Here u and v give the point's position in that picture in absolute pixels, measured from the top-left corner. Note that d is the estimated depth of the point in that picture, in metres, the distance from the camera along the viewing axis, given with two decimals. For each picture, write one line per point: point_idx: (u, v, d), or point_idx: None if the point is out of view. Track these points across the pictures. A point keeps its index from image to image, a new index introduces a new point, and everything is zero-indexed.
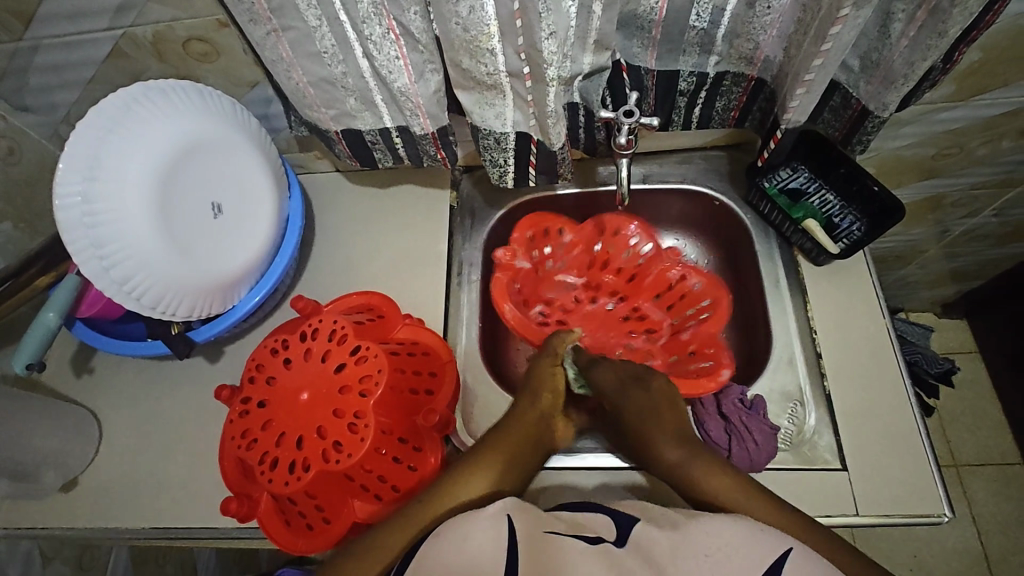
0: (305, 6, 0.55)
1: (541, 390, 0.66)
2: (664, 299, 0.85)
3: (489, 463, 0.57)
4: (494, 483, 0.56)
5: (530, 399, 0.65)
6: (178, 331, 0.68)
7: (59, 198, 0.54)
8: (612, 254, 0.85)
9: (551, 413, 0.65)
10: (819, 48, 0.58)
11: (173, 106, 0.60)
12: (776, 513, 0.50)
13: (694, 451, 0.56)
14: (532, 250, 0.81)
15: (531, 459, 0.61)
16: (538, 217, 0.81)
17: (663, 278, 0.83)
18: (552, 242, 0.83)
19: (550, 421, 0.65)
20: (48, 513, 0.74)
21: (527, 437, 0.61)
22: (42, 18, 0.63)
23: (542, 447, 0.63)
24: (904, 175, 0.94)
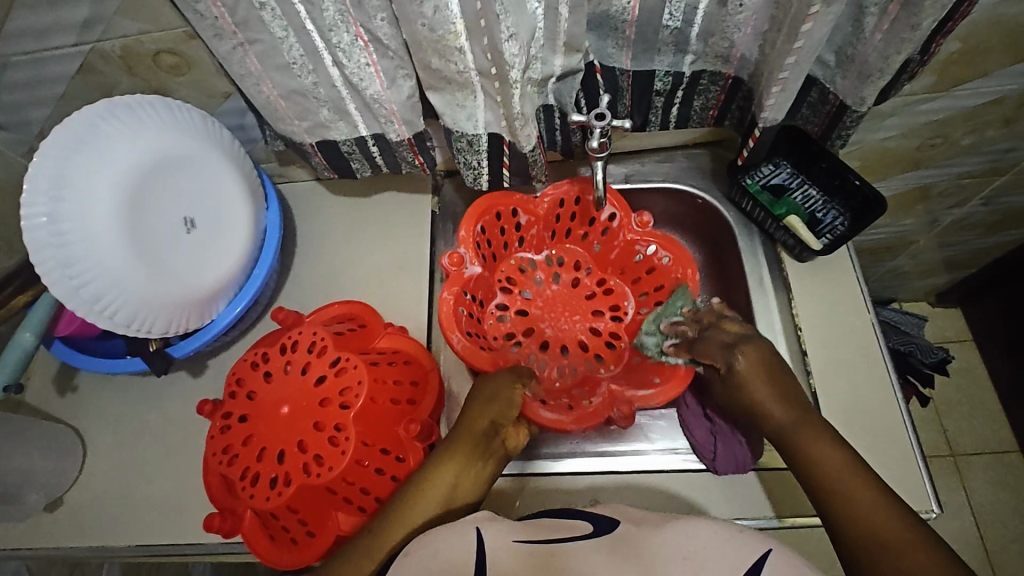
0: (270, 19, 0.54)
1: (481, 409, 0.63)
2: (631, 271, 0.81)
3: (439, 484, 0.57)
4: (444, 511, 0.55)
5: (480, 409, 0.63)
6: (155, 347, 0.68)
7: (26, 220, 0.53)
8: (577, 222, 0.81)
9: (495, 426, 0.62)
10: (792, 46, 0.57)
11: (139, 122, 0.59)
12: (877, 509, 0.51)
13: (810, 427, 0.59)
14: (482, 245, 0.76)
15: (490, 470, 0.59)
16: (492, 195, 0.74)
17: (629, 253, 0.79)
18: (506, 224, 0.78)
19: (500, 431, 0.62)
20: (35, 534, 0.74)
21: (473, 450, 0.59)
22: (7, 36, 0.62)
23: (495, 459, 0.60)
24: (889, 167, 0.94)
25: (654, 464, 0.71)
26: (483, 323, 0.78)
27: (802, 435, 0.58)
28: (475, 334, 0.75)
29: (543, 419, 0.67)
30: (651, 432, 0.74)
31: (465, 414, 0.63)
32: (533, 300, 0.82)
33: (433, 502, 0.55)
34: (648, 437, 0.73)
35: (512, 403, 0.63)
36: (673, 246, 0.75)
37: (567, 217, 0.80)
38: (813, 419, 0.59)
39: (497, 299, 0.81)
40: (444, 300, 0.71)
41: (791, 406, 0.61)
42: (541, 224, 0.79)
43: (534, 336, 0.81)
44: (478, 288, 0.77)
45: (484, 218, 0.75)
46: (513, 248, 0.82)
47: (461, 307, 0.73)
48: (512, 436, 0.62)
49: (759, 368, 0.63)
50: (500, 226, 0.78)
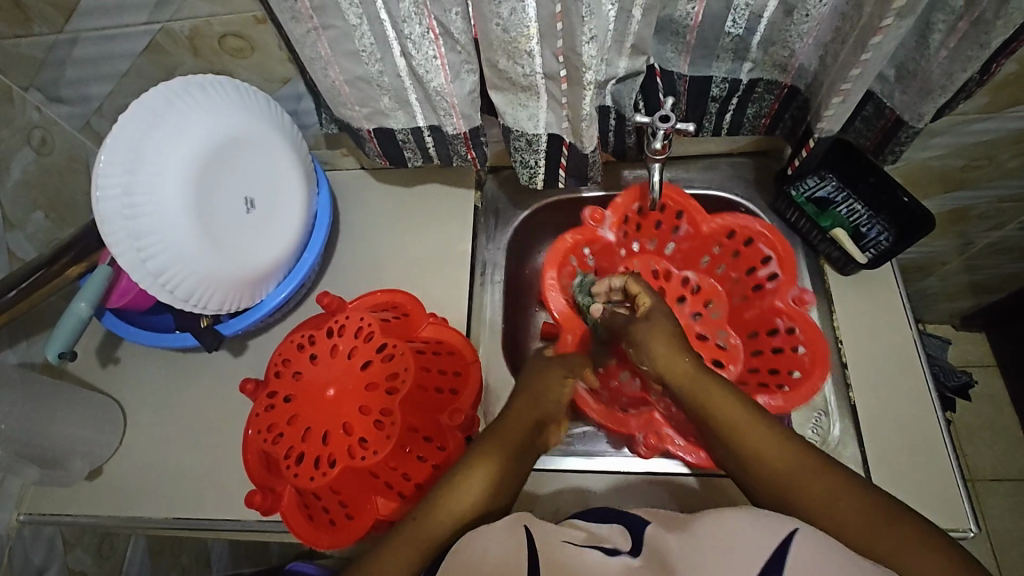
0: (346, 5, 0.55)
1: (528, 403, 0.62)
2: (758, 340, 0.77)
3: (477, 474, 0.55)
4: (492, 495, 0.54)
5: (524, 406, 0.62)
6: (206, 323, 0.69)
7: (100, 191, 0.54)
8: (736, 261, 0.78)
9: (541, 424, 0.62)
10: (859, 58, 0.57)
11: (210, 101, 0.60)
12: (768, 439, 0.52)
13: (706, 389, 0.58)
14: (630, 223, 0.79)
15: (526, 465, 0.58)
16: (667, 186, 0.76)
17: (767, 314, 0.75)
18: (664, 220, 0.79)
19: (543, 430, 0.62)
20: (75, 501, 0.75)
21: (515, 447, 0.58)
22: (82, 11, 0.64)
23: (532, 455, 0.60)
24: (930, 186, 0.94)
25: (671, 464, 0.70)
26: None
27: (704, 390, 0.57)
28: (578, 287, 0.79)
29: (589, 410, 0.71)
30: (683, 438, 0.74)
31: (507, 411, 0.62)
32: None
33: (479, 484, 0.54)
34: None
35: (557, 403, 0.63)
36: (811, 332, 0.70)
37: (728, 253, 0.78)
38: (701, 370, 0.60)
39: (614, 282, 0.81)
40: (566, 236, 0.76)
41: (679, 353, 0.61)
42: (697, 246, 0.79)
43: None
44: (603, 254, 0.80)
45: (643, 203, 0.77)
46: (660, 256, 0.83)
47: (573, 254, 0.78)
48: (550, 436, 0.64)
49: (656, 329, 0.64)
50: (658, 222, 0.80)
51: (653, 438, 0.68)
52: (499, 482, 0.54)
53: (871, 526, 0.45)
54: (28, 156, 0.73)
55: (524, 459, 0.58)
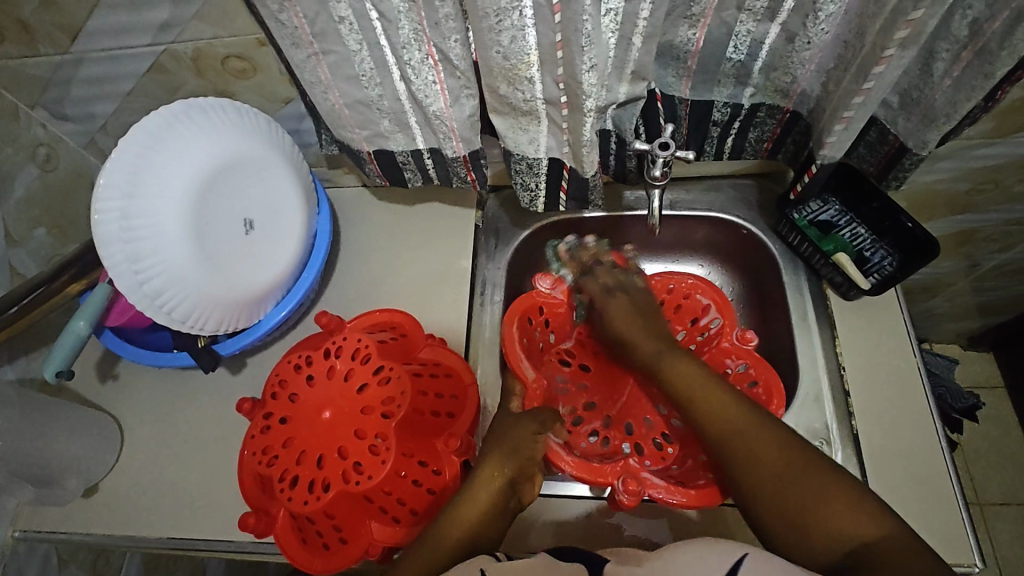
0: (346, 32, 0.55)
1: (500, 455, 0.61)
2: None
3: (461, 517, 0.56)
4: (473, 545, 0.54)
5: (496, 459, 0.61)
6: (204, 343, 0.69)
7: (98, 213, 0.54)
8: (678, 316, 0.78)
9: (513, 482, 0.60)
10: (861, 86, 0.57)
11: (211, 124, 0.60)
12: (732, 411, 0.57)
13: (682, 372, 0.63)
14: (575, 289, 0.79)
15: (504, 515, 0.58)
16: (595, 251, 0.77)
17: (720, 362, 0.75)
18: None
19: (517, 489, 0.60)
20: (69, 518, 0.75)
21: (494, 495, 0.58)
22: (87, 32, 0.64)
23: (510, 514, 0.59)
24: (936, 209, 0.93)
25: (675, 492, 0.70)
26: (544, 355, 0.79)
27: (660, 363, 0.65)
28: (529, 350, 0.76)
29: (564, 467, 0.64)
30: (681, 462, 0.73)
31: (478, 469, 0.61)
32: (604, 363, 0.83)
33: (465, 527, 0.55)
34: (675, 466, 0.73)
35: (530, 457, 0.62)
36: (761, 366, 0.69)
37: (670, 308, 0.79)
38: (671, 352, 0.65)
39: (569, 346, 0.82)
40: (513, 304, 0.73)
41: (652, 340, 0.68)
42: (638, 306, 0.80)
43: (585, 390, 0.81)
44: (556, 319, 0.78)
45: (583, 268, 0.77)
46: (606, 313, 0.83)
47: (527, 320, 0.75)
48: (527, 492, 0.61)
49: (627, 311, 0.71)
50: None
51: (633, 482, 0.62)
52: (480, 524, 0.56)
53: (829, 504, 0.49)
54: (31, 173, 0.73)
55: (504, 509, 0.59)
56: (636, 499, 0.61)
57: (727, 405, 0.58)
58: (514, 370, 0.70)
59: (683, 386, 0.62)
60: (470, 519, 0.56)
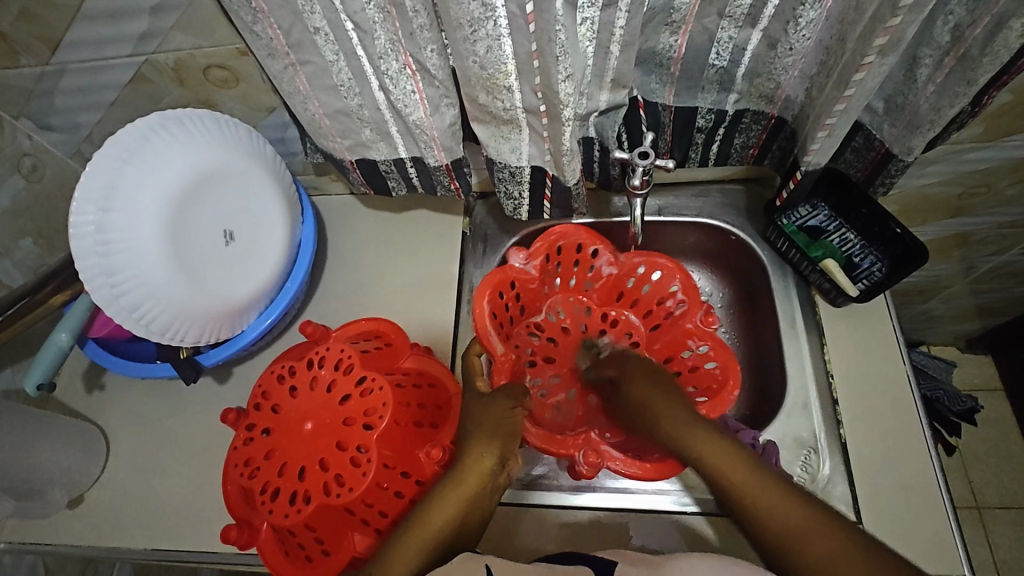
0: (323, 42, 0.55)
1: (483, 429, 0.60)
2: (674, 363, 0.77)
3: (449, 502, 0.56)
4: (457, 532, 0.55)
5: (484, 442, 0.59)
6: (186, 354, 0.69)
7: (74, 225, 0.56)
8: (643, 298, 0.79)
9: (501, 463, 0.59)
10: (843, 93, 0.56)
11: (188, 136, 0.62)
12: (770, 494, 0.53)
13: (702, 444, 0.57)
14: (553, 261, 0.76)
15: (487, 503, 0.58)
16: (573, 230, 0.74)
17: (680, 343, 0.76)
18: (581, 258, 0.77)
19: (505, 464, 0.60)
20: (54, 530, 0.75)
21: (478, 485, 0.57)
22: (67, 44, 0.64)
23: (496, 491, 0.59)
24: (928, 212, 0.92)
25: (668, 503, 0.68)
26: (512, 326, 0.77)
27: (681, 431, 0.59)
28: (501, 326, 0.74)
29: (530, 438, 0.66)
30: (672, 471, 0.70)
31: (465, 450, 0.59)
32: (569, 339, 0.82)
33: (448, 514, 0.55)
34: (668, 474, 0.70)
35: (513, 432, 0.61)
36: (720, 350, 0.70)
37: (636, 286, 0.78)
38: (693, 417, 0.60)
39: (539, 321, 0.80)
40: (479, 289, 0.70)
41: (675, 402, 0.62)
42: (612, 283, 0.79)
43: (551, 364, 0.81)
44: (528, 294, 0.77)
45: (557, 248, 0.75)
46: (580, 287, 0.81)
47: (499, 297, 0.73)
48: (514, 467, 0.62)
49: (645, 374, 0.66)
50: (578, 259, 0.77)
51: (593, 455, 0.63)
52: (464, 514, 0.56)
53: None
54: (16, 184, 0.73)
55: (489, 494, 0.58)
56: (594, 471, 0.63)
57: (762, 481, 0.54)
58: (483, 344, 0.69)
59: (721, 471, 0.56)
60: (452, 509, 0.56)
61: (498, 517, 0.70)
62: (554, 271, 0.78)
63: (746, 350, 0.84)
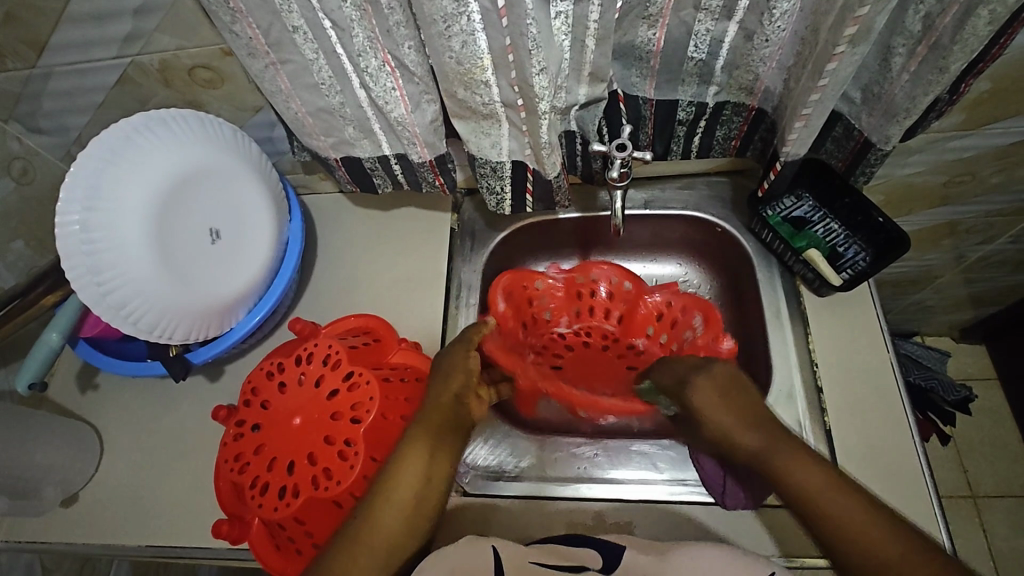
0: (302, 41, 0.56)
1: (444, 386, 0.62)
2: None
3: (412, 462, 0.56)
4: (428, 471, 0.56)
5: (443, 385, 0.62)
6: (177, 352, 0.71)
7: (60, 226, 0.57)
8: (663, 327, 0.83)
9: (460, 400, 0.62)
10: (817, 83, 0.57)
11: (172, 135, 0.63)
12: (848, 505, 0.50)
13: (784, 452, 0.54)
14: (580, 279, 0.82)
15: (460, 442, 0.61)
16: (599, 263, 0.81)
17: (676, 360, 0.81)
18: (606, 284, 0.82)
19: (465, 399, 0.62)
20: (48, 529, 0.75)
21: (444, 423, 0.60)
22: (53, 46, 0.64)
23: (463, 430, 0.62)
24: (916, 202, 0.92)
25: (659, 493, 0.70)
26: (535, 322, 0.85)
27: (777, 457, 0.54)
28: (526, 313, 0.83)
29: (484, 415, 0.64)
30: (659, 461, 0.72)
31: (431, 389, 0.62)
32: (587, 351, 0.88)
33: (419, 466, 0.56)
34: (655, 465, 0.72)
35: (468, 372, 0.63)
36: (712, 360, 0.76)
37: (659, 319, 0.83)
38: (790, 439, 0.55)
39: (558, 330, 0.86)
40: (504, 280, 0.78)
41: (753, 428, 0.57)
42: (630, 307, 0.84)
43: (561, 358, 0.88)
44: (554, 296, 0.84)
45: (583, 271, 0.82)
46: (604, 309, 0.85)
47: (517, 292, 0.79)
48: (476, 404, 0.64)
49: (715, 395, 0.60)
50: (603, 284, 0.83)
51: None
52: (430, 465, 0.57)
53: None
54: (6, 186, 0.73)
55: (455, 430, 0.60)
56: None
57: (849, 502, 0.50)
58: (488, 302, 0.77)
59: (803, 493, 0.52)
60: (421, 454, 0.57)
61: (494, 509, 0.70)
62: (580, 286, 0.83)
63: (732, 341, 0.85)
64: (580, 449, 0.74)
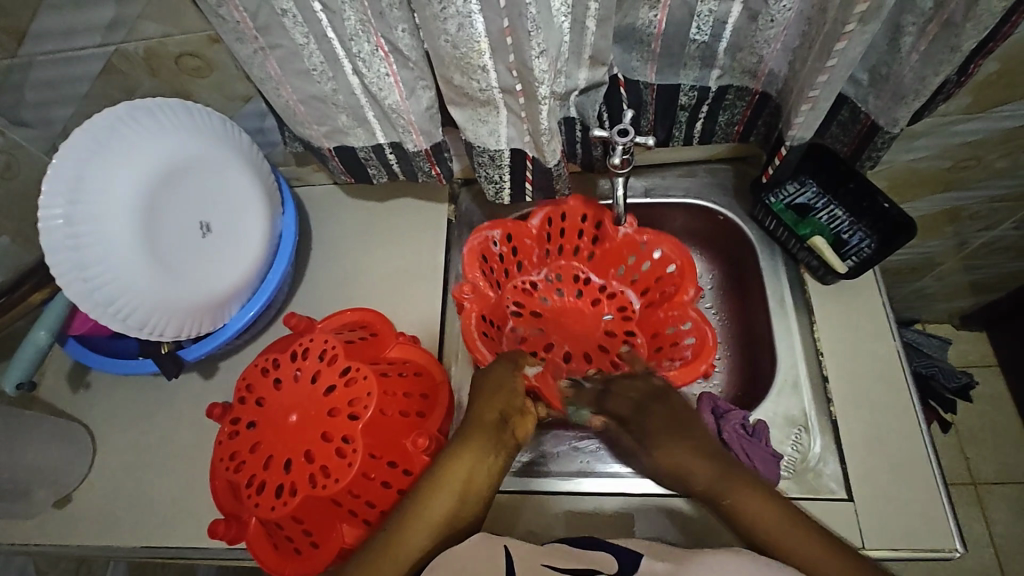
0: (291, 25, 0.53)
1: (488, 401, 0.61)
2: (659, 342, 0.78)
3: (453, 477, 0.55)
4: (465, 491, 0.55)
5: (487, 401, 0.61)
6: (167, 349, 0.69)
7: (42, 220, 0.55)
8: (656, 286, 0.78)
9: (505, 418, 0.61)
10: (825, 64, 0.55)
11: (158, 126, 0.61)
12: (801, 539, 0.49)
13: (734, 483, 0.53)
14: (554, 233, 0.79)
15: (502, 464, 0.58)
16: (577, 201, 0.75)
17: (664, 321, 0.77)
18: (586, 228, 0.78)
19: (508, 422, 0.61)
20: (42, 531, 0.74)
21: (487, 442, 0.58)
22: (34, 35, 0.62)
23: (508, 450, 0.60)
24: (919, 187, 0.91)
25: (663, 487, 0.68)
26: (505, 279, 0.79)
27: (726, 489, 0.53)
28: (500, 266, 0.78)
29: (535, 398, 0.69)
30: None
31: (473, 404, 0.62)
32: (562, 307, 0.81)
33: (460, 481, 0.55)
34: None
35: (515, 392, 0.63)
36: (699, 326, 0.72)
37: (652, 276, 0.78)
38: (734, 470, 0.54)
39: (535, 281, 0.80)
40: (492, 229, 0.75)
41: (705, 462, 0.56)
42: (613, 253, 0.79)
43: (538, 320, 0.81)
44: (524, 249, 0.79)
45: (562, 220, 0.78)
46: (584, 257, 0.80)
47: (485, 253, 0.76)
48: (522, 428, 0.62)
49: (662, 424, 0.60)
50: (583, 231, 0.79)
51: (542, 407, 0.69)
52: (471, 481, 0.55)
53: None
54: None
55: (500, 447, 0.59)
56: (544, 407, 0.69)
57: (802, 539, 0.49)
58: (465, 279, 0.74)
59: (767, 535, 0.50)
60: (464, 467, 0.56)
61: (496, 505, 0.70)
62: (553, 236, 0.79)
63: (736, 331, 0.84)
64: (582, 443, 0.73)
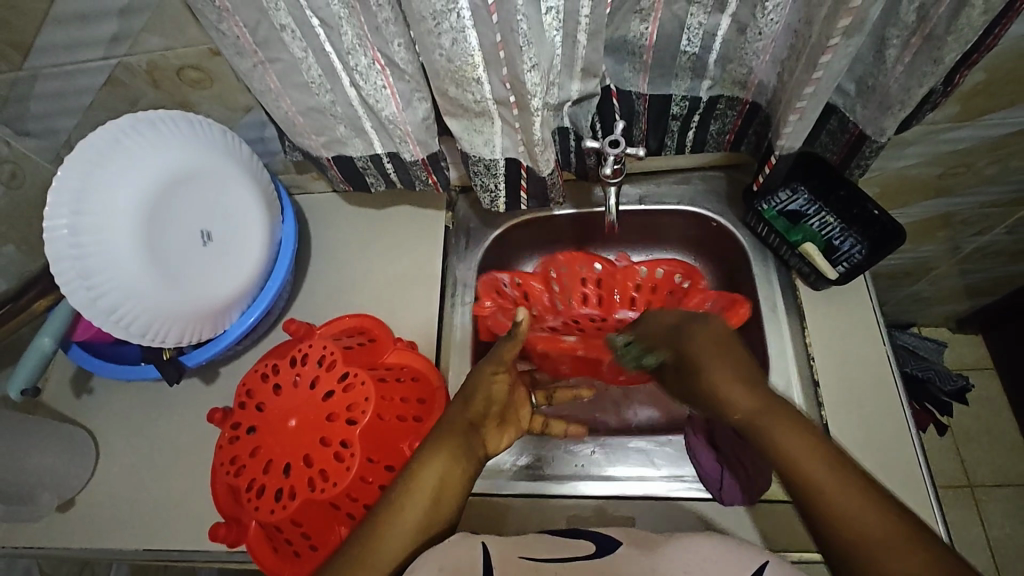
0: (291, 39, 0.55)
1: (463, 408, 0.62)
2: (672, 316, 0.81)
3: (426, 480, 0.55)
4: (438, 496, 0.54)
5: (461, 407, 0.62)
6: (169, 355, 0.70)
7: (48, 231, 0.57)
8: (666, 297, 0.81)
9: (477, 425, 0.62)
10: (811, 76, 0.56)
11: (161, 137, 0.63)
12: (860, 500, 0.45)
13: (777, 412, 0.52)
14: (559, 280, 0.83)
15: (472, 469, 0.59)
16: (569, 254, 0.82)
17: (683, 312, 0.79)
18: (588, 271, 0.82)
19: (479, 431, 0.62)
20: (45, 534, 0.75)
21: (461, 446, 0.59)
22: (39, 49, 0.63)
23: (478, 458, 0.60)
24: (910, 194, 0.92)
25: (658, 489, 0.70)
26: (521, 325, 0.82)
27: (769, 419, 0.51)
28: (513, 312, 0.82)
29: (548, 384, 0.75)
30: (655, 457, 0.72)
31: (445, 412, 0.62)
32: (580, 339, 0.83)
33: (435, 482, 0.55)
34: (653, 461, 0.72)
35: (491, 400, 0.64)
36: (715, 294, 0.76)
37: (662, 287, 0.81)
38: (779, 404, 0.52)
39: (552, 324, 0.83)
40: (500, 276, 0.81)
41: (753, 391, 0.54)
42: (620, 283, 0.82)
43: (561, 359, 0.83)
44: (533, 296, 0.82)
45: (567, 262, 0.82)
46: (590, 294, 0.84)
47: (496, 297, 0.80)
48: (493, 441, 0.63)
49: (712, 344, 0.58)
50: (584, 277, 0.83)
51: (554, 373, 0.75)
52: (446, 482, 0.55)
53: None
54: None
55: (472, 454, 0.59)
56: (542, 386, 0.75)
57: (855, 483, 0.45)
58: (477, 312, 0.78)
59: (799, 469, 0.48)
60: (440, 467, 0.56)
61: (492, 508, 0.70)
62: (556, 283, 0.83)
63: None
64: (577, 447, 0.74)
